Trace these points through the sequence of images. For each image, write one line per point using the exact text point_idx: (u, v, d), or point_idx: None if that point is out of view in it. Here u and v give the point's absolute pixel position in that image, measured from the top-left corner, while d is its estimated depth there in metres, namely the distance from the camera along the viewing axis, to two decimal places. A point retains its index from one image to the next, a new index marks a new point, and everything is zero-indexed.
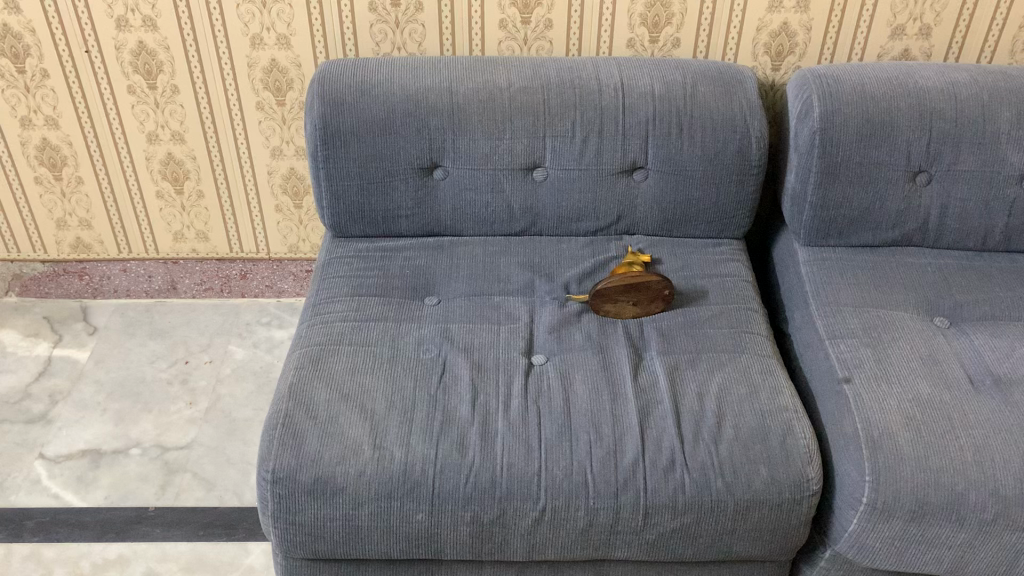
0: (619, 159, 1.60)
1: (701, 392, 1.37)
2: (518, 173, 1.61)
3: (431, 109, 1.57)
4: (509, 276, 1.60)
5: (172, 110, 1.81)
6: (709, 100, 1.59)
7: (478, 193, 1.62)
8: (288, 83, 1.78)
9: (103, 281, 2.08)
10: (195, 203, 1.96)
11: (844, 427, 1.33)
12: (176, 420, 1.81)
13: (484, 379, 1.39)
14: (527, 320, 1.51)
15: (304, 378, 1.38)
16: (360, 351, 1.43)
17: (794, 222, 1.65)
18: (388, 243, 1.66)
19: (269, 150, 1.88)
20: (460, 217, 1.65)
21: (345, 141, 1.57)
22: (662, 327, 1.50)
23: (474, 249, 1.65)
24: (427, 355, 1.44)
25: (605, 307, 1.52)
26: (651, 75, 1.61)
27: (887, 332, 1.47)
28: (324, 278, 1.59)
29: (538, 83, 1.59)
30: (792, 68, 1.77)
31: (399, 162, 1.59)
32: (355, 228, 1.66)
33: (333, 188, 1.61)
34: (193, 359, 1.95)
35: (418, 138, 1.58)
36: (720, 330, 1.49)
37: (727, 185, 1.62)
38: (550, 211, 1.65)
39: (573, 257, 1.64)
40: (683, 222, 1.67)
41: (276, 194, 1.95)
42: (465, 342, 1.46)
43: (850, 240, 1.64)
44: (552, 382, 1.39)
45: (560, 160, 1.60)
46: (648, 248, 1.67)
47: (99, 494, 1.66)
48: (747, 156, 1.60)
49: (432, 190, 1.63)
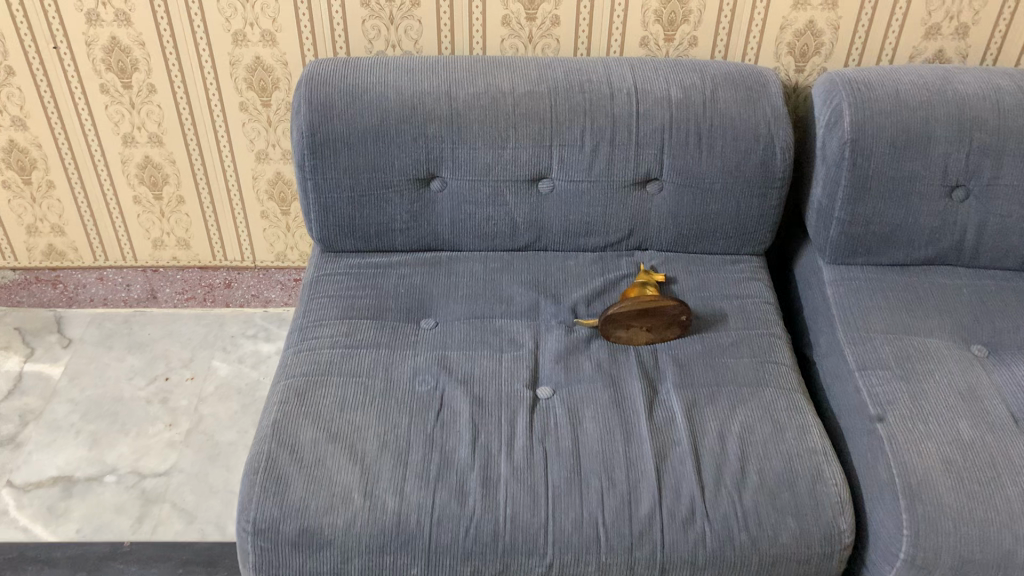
0: (632, 170, 1.48)
1: (722, 431, 1.26)
2: (522, 185, 1.49)
3: (427, 115, 1.44)
4: (512, 297, 1.48)
5: (148, 111, 1.68)
6: (731, 107, 1.46)
7: (479, 206, 1.50)
8: (274, 83, 1.65)
9: (78, 290, 1.96)
10: (175, 209, 1.83)
11: (878, 471, 1.22)
12: (154, 443, 1.69)
13: (486, 416, 1.28)
14: (532, 347, 1.39)
15: (288, 414, 1.27)
16: (350, 384, 1.32)
17: (820, 238, 1.53)
18: (381, 260, 1.54)
19: (253, 154, 1.75)
20: (460, 231, 1.53)
21: (334, 150, 1.44)
22: (679, 355, 1.38)
23: (475, 266, 1.53)
24: (423, 387, 1.32)
25: (617, 333, 1.40)
26: (667, 79, 1.48)
27: (921, 363, 1.36)
28: (312, 298, 1.47)
29: (545, 87, 1.46)
30: (817, 70, 1.64)
31: (394, 173, 1.47)
32: (345, 242, 1.53)
33: (321, 200, 1.48)
34: (174, 375, 1.83)
35: (414, 147, 1.45)
36: (741, 359, 1.37)
37: (749, 198, 1.50)
38: (556, 225, 1.52)
39: (580, 275, 1.52)
40: (699, 237, 1.54)
41: (261, 200, 1.82)
42: (465, 373, 1.34)
43: (879, 259, 1.52)
44: (559, 419, 1.28)
45: (568, 171, 1.48)
46: (662, 265, 1.55)
47: (71, 527, 1.55)
48: (771, 168, 1.48)
49: (429, 203, 1.50)
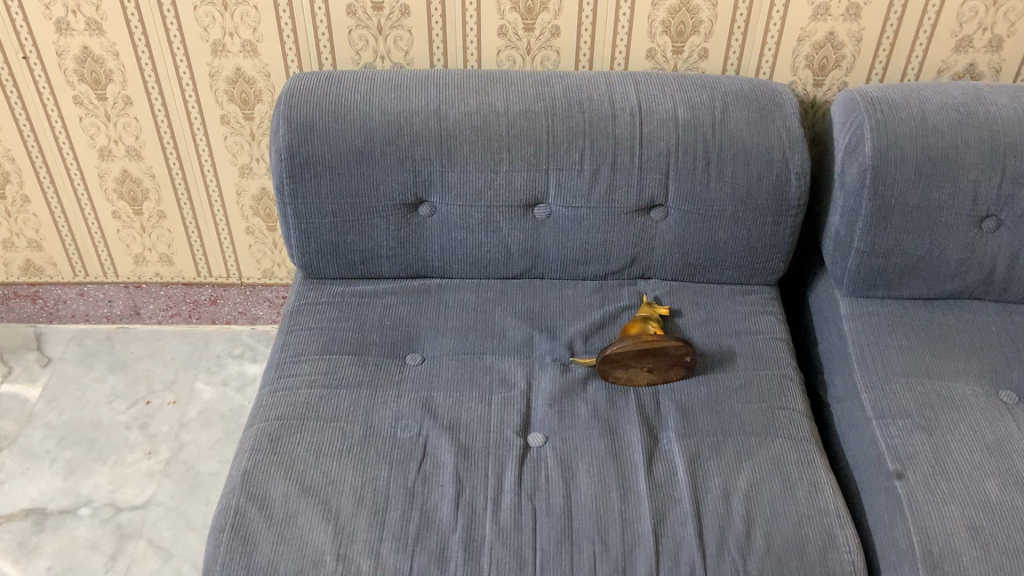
0: (635, 196, 1.38)
1: (726, 489, 1.16)
2: (516, 210, 1.39)
3: (415, 135, 1.34)
4: (505, 330, 1.38)
5: (125, 123, 1.59)
6: (742, 128, 1.35)
7: (470, 233, 1.40)
8: (256, 95, 1.55)
9: (59, 306, 1.88)
10: (156, 224, 1.74)
11: (897, 536, 1.12)
12: (132, 473, 1.62)
13: (472, 467, 1.19)
14: (524, 389, 1.30)
15: (260, 463, 1.18)
16: (327, 429, 1.23)
17: (837, 269, 1.42)
18: (366, 288, 1.44)
19: (237, 168, 1.65)
20: (450, 258, 1.43)
21: (314, 174, 1.34)
22: (682, 399, 1.29)
23: (466, 296, 1.43)
24: (405, 434, 1.23)
25: (615, 374, 1.30)
26: (674, 97, 1.37)
27: (945, 412, 1.25)
28: (291, 330, 1.38)
29: (541, 105, 1.36)
30: (837, 84, 1.53)
31: (379, 197, 1.37)
32: (329, 268, 1.44)
33: (302, 226, 1.39)
34: (156, 398, 1.75)
35: (400, 170, 1.35)
36: (749, 405, 1.28)
37: (761, 226, 1.40)
38: (554, 252, 1.43)
39: (579, 307, 1.42)
40: (707, 266, 1.44)
41: (246, 216, 1.73)
42: (451, 418, 1.25)
43: (901, 292, 1.42)
44: (551, 472, 1.18)
45: (566, 196, 1.37)
46: (666, 295, 1.44)
47: (40, 564, 1.47)
48: (785, 195, 1.37)
49: (417, 229, 1.41)
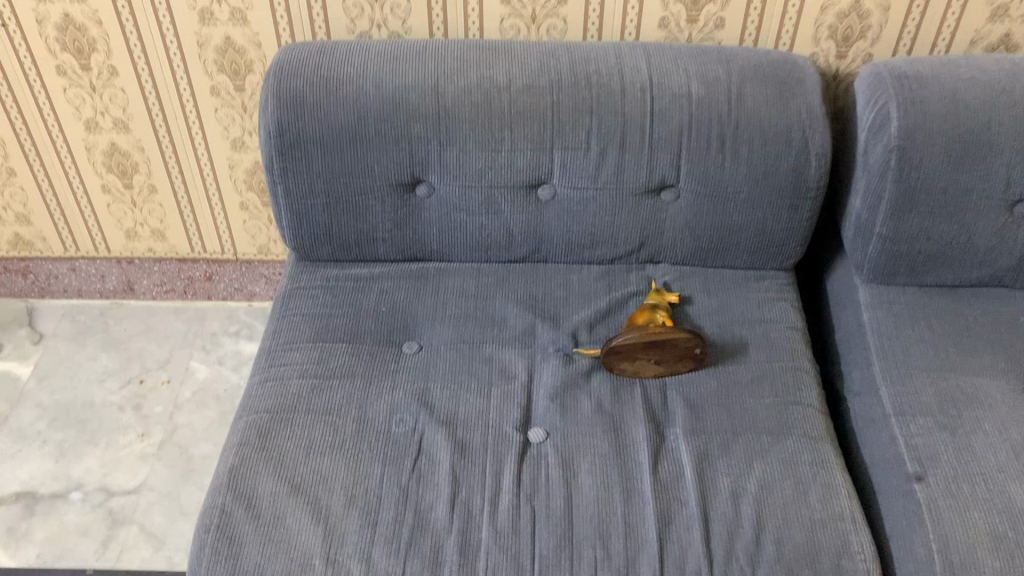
0: (644, 177, 1.30)
1: (735, 491, 1.11)
2: (518, 192, 1.32)
3: (411, 112, 1.26)
4: (506, 318, 1.32)
5: (111, 95, 1.51)
6: (759, 106, 1.27)
7: (470, 215, 1.33)
8: (247, 65, 1.47)
9: (50, 281, 1.83)
10: (147, 198, 1.68)
11: (915, 544, 1.07)
12: (125, 456, 1.58)
13: (469, 466, 1.13)
14: (525, 381, 1.24)
15: (248, 460, 1.13)
16: (318, 424, 1.17)
17: (857, 255, 1.35)
18: (362, 271, 1.38)
19: (229, 142, 1.58)
20: (449, 241, 1.37)
21: (305, 152, 1.27)
22: (691, 393, 1.23)
23: (466, 281, 1.37)
24: (399, 429, 1.17)
25: (621, 366, 1.24)
26: (687, 71, 1.29)
27: (968, 410, 1.19)
28: (283, 316, 1.32)
29: (546, 80, 1.28)
30: (862, 56, 1.43)
31: (374, 177, 1.30)
32: (322, 250, 1.38)
33: (294, 206, 1.32)
34: (149, 378, 1.71)
35: (396, 149, 1.28)
36: (761, 401, 1.22)
37: (777, 209, 1.32)
38: (558, 235, 1.36)
39: (584, 293, 1.35)
40: (719, 251, 1.37)
41: (240, 191, 1.66)
42: (448, 413, 1.19)
43: (925, 279, 1.35)
44: (551, 471, 1.13)
45: (571, 177, 1.30)
46: (676, 281, 1.38)
47: (30, 551, 1.43)
48: (804, 177, 1.29)
49: (414, 210, 1.34)
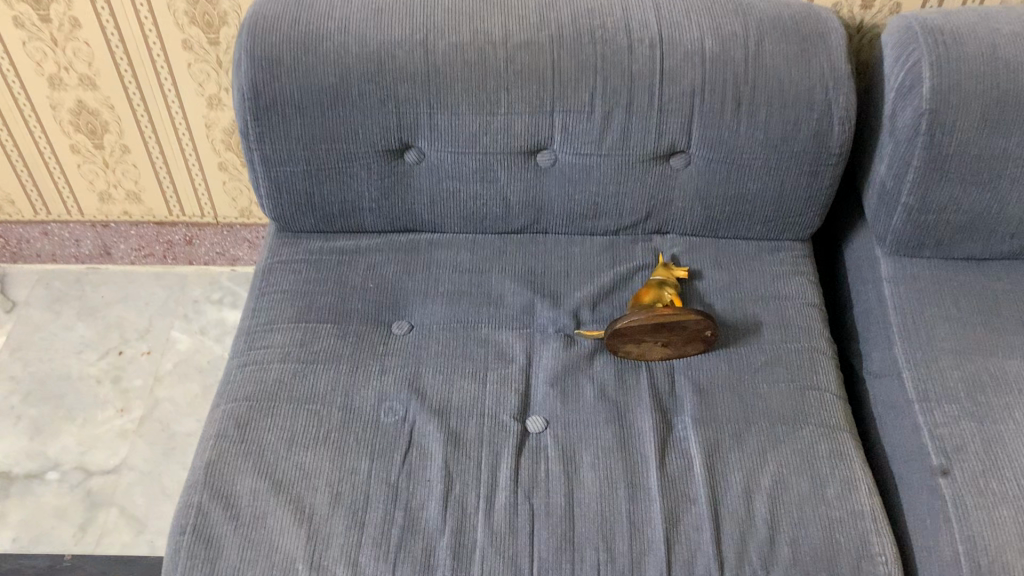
0: (652, 142, 1.20)
1: (748, 487, 1.03)
2: (516, 158, 1.22)
3: (398, 72, 1.15)
4: (503, 295, 1.23)
5: (75, 49, 1.40)
6: (779, 64, 1.16)
7: (464, 183, 1.24)
8: (221, 16, 1.36)
9: (21, 245, 1.73)
10: (120, 159, 1.57)
11: (940, 545, 1.00)
12: (104, 433, 1.50)
13: (463, 459, 1.05)
14: (523, 365, 1.16)
15: (226, 454, 1.05)
16: (301, 413, 1.09)
17: (880, 225, 1.25)
18: (347, 243, 1.29)
19: (205, 99, 1.47)
20: (441, 211, 1.27)
21: (283, 116, 1.17)
22: (701, 378, 1.15)
23: (459, 254, 1.28)
24: (388, 419, 1.10)
25: (626, 348, 1.16)
26: (700, 25, 1.17)
27: (997, 396, 1.11)
28: (264, 293, 1.23)
29: (546, 34, 1.16)
30: (889, 7, 1.30)
31: (359, 143, 1.19)
32: (304, 221, 1.28)
33: (272, 174, 1.22)
34: (128, 349, 1.62)
35: (382, 112, 1.17)
36: (776, 386, 1.14)
37: (795, 176, 1.22)
38: (559, 205, 1.26)
39: (586, 267, 1.26)
40: (731, 221, 1.27)
41: (218, 151, 1.56)
42: (440, 400, 1.11)
43: (952, 252, 1.26)
44: (552, 464, 1.05)
45: (573, 142, 1.20)
46: (685, 253, 1.28)
47: (6, 536, 1.37)
48: (826, 142, 1.19)
49: (403, 178, 1.24)
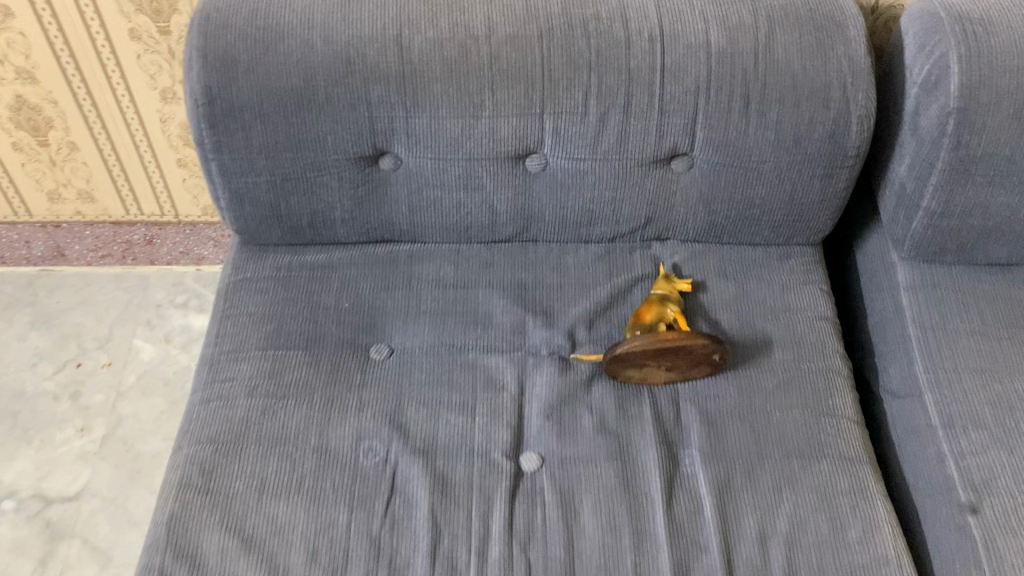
0: (652, 145, 1.09)
1: (764, 532, 0.95)
2: (503, 164, 1.10)
3: (370, 72, 1.03)
4: (491, 314, 1.13)
5: (9, 40, 1.26)
6: (793, 58, 1.05)
7: (446, 191, 1.12)
8: (171, 3, 1.22)
9: None
10: (68, 157, 1.45)
11: None
12: (63, 456, 1.40)
13: (452, 507, 0.96)
14: (515, 395, 1.06)
15: (190, 507, 0.95)
16: (273, 458, 0.99)
17: (899, 230, 1.16)
18: (318, 258, 1.17)
19: (158, 92, 1.34)
20: (422, 221, 1.16)
21: (242, 124, 1.04)
22: (708, 406, 1.06)
23: (442, 268, 1.17)
24: (369, 461, 1.00)
25: (627, 374, 1.06)
26: (705, 14, 1.06)
27: None
28: (227, 316, 1.12)
29: (534, 27, 1.04)
30: None
31: (327, 151, 1.07)
32: (271, 234, 1.16)
33: (233, 186, 1.10)
34: (87, 360, 1.51)
35: (352, 117, 1.05)
36: (790, 413, 1.05)
37: (809, 179, 1.12)
38: (550, 213, 1.15)
39: (581, 280, 1.16)
40: (738, 226, 1.17)
41: (175, 147, 1.43)
42: (425, 438, 1.02)
43: (975, 257, 1.16)
44: (549, 510, 0.96)
45: (565, 146, 1.08)
46: (687, 262, 1.18)
47: None
48: (843, 142, 1.08)
49: (378, 187, 1.12)
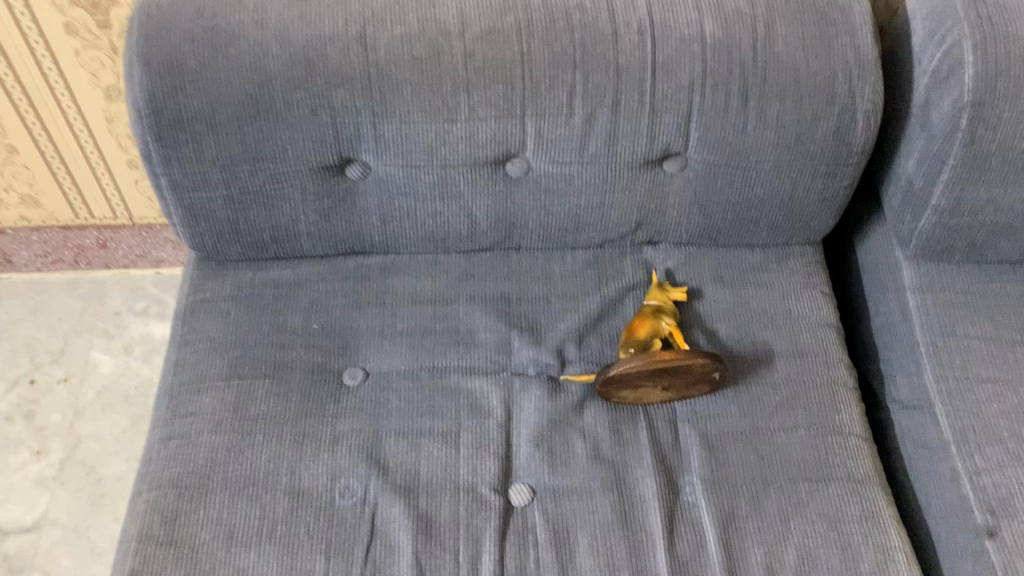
0: (642, 146, 1.00)
1: (772, 567, 0.89)
2: (481, 170, 1.01)
3: (332, 75, 0.93)
4: (473, 332, 1.05)
5: None
6: (794, 49, 0.96)
7: (420, 200, 1.03)
8: None
9: None
10: (7, 160, 1.34)
11: None
12: (18, 482, 1.31)
13: (437, 551, 0.89)
14: (502, 421, 0.99)
15: (152, 562, 0.87)
16: (241, 502, 0.92)
17: (905, 228, 1.08)
18: (284, 274, 1.09)
19: (101, 90, 1.23)
20: (395, 232, 1.07)
21: (192, 135, 0.94)
22: (708, 428, 0.99)
23: (419, 281, 1.08)
24: (346, 502, 0.92)
25: (621, 396, 0.99)
26: (698, 3, 0.97)
27: None
28: (186, 343, 1.03)
29: (513, 21, 0.95)
30: None
31: (288, 161, 0.98)
32: (231, 250, 1.07)
33: (186, 201, 1.00)
34: (41, 376, 1.41)
35: (314, 125, 0.95)
36: (795, 433, 0.98)
37: (810, 178, 1.04)
38: (534, 220, 1.07)
39: (568, 291, 1.08)
40: (734, 228, 1.10)
41: (124, 146, 1.32)
42: (407, 473, 0.94)
43: (984, 256, 1.09)
44: (542, 551, 0.90)
45: (549, 149, 0.99)
46: (681, 268, 1.11)
47: None
48: (848, 139, 1.00)
49: (346, 197, 1.03)
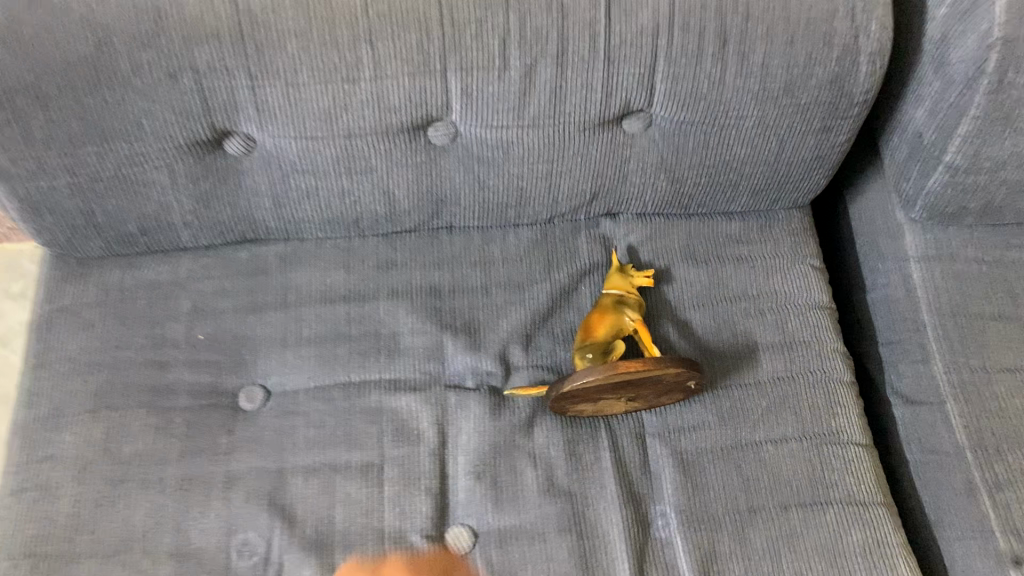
0: (595, 104, 0.80)
1: None
2: (396, 140, 0.81)
3: (191, 28, 0.71)
4: (397, 336, 0.87)
5: None
6: None
7: (323, 178, 0.83)
8: None
9: None
10: None
11: None
12: None
13: None
14: (435, 447, 0.81)
15: None
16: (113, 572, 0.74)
17: (910, 188, 0.91)
18: (161, 272, 0.89)
19: None
20: (295, 215, 0.87)
21: (13, 111, 0.72)
22: (682, 444, 0.83)
23: (329, 274, 0.90)
24: (244, 563, 0.75)
25: (577, 409, 0.82)
26: None
27: None
28: (40, 364, 0.84)
29: None
30: None
31: (147, 138, 0.77)
32: (91, 245, 0.87)
33: (21, 192, 0.79)
34: None
35: (175, 92, 0.74)
36: (785, 446, 0.83)
37: (799, 134, 0.85)
38: (466, 195, 0.88)
39: (511, 279, 0.90)
40: (708, 194, 0.92)
41: None
42: (319, 522, 0.77)
43: (1000, 218, 0.93)
44: None
45: (479, 112, 0.79)
46: (645, 244, 0.93)
47: None
48: (849, 88, 0.81)
49: (229, 178, 0.82)
